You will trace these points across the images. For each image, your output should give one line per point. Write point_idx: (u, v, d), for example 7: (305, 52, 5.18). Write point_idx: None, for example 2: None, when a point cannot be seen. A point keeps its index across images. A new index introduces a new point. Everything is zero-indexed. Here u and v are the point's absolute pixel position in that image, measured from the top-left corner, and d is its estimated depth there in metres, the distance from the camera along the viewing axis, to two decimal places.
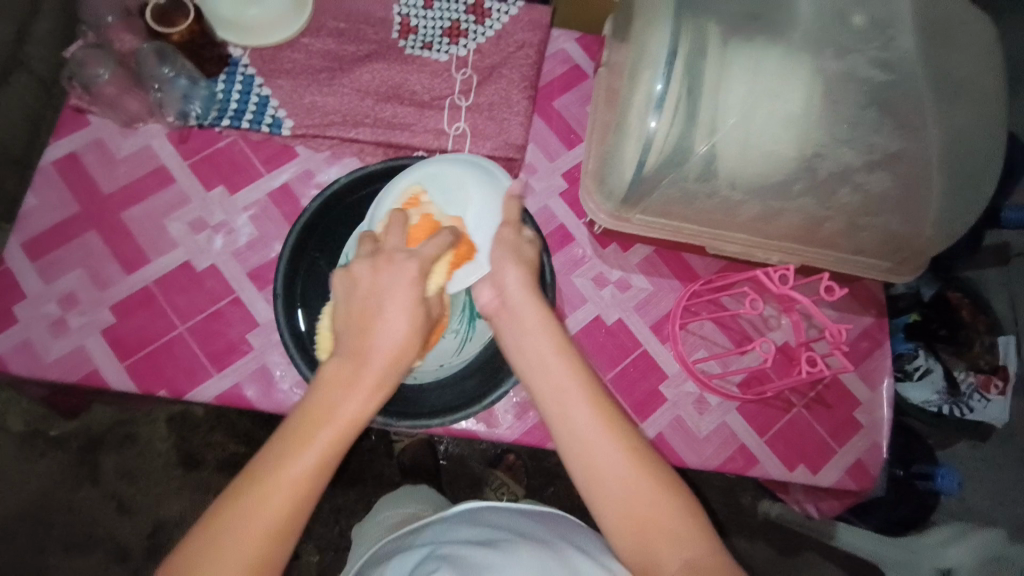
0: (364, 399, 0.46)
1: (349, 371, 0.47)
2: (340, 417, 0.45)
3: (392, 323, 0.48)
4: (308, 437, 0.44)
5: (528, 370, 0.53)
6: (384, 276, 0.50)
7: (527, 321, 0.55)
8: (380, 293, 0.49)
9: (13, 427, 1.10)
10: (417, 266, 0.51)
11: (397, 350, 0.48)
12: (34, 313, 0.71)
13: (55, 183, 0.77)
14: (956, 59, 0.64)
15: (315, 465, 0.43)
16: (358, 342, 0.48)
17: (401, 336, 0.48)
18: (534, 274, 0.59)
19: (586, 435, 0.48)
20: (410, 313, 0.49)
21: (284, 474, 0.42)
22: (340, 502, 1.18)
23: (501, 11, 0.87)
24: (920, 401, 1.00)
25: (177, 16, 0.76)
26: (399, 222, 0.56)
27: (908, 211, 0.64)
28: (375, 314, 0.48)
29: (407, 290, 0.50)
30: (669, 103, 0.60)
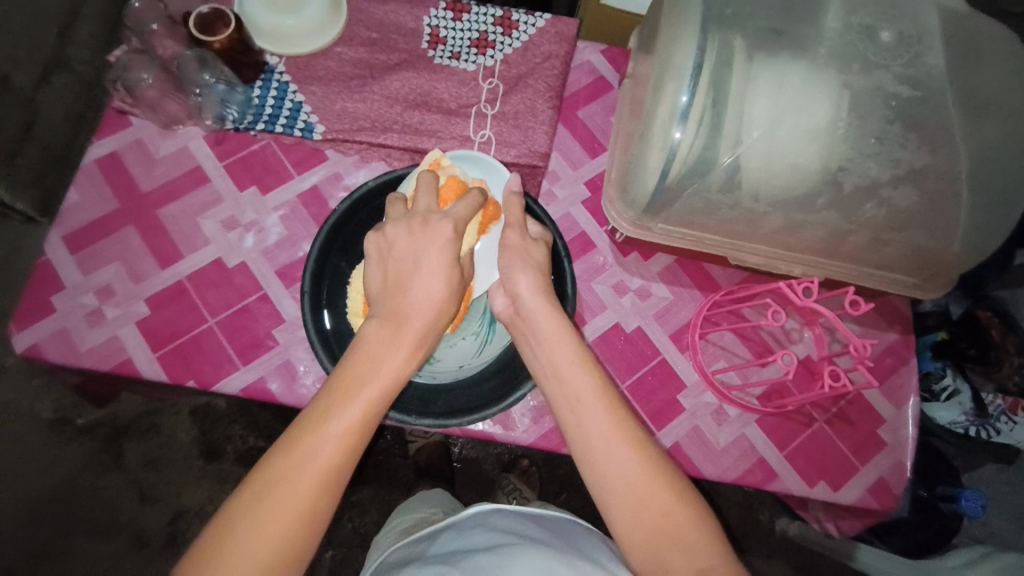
0: (403, 356, 0.48)
1: (390, 329, 0.49)
2: (382, 372, 0.47)
3: (428, 281, 0.52)
4: (352, 392, 0.46)
5: (546, 373, 0.54)
6: (421, 239, 0.53)
7: (543, 330, 0.56)
8: (416, 256, 0.53)
9: (42, 413, 1.15)
10: (451, 227, 0.54)
11: (433, 309, 0.51)
12: (72, 303, 0.75)
13: (97, 180, 0.80)
14: (985, 76, 0.63)
15: (359, 417, 0.45)
16: (397, 301, 0.51)
17: (436, 294, 0.52)
18: (544, 273, 0.61)
19: (598, 442, 0.49)
20: (445, 273, 0.52)
21: (331, 427, 0.44)
22: (356, 500, 1.22)
23: (528, 22, 0.89)
24: (947, 421, 1.02)
25: (219, 25, 0.79)
26: (429, 184, 0.58)
27: (934, 228, 0.64)
28: (412, 276, 0.52)
29: (440, 251, 0.53)
30: (694, 115, 0.60)
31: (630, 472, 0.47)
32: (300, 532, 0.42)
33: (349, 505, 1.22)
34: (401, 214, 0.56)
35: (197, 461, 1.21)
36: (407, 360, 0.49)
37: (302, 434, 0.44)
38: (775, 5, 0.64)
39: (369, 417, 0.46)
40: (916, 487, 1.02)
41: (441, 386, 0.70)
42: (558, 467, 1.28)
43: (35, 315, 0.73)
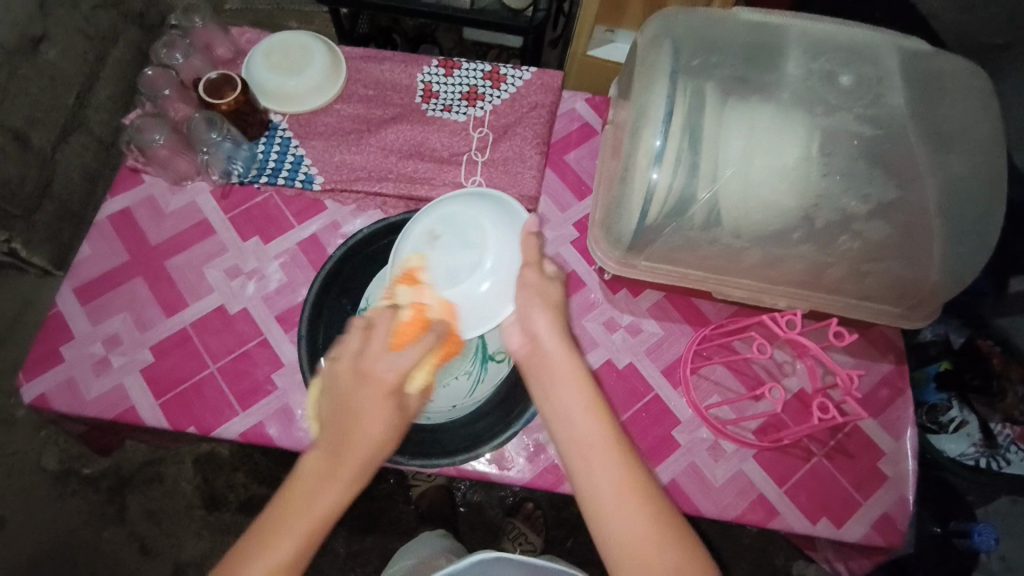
0: (329, 497, 0.50)
1: (323, 468, 0.51)
2: (308, 513, 0.49)
3: (364, 428, 0.52)
4: (277, 533, 0.49)
5: (556, 416, 0.55)
6: (363, 386, 0.53)
7: (557, 373, 0.56)
8: (356, 401, 0.53)
9: (47, 465, 1.21)
10: (390, 373, 0.54)
11: (368, 450, 0.51)
12: (80, 352, 0.77)
13: (108, 235, 0.84)
14: (948, 111, 0.66)
15: (284, 557, 0.48)
16: (333, 441, 0.52)
17: (372, 439, 0.52)
18: (562, 314, 0.62)
19: (609, 492, 0.50)
20: (382, 421, 0.52)
21: (254, 571, 0.48)
22: (357, 550, 1.21)
23: (515, 76, 0.95)
24: (957, 453, 0.98)
25: (226, 89, 0.85)
26: (387, 322, 0.58)
27: (910, 258, 0.65)
28: (352, 415, 0.52)
29: (380, 401, 0.53)
30: (669, 157, 0.63)
31: (643, 527, 0.49)
32: None
33: (351, 555, 1.20)
34: (353, 344, 0.57)
35: (199, 512, 1.20)
36: (335, 500, 0.50)
37: None
38: (740, 55, 0.68)
39: (294, 559, 0.48)
40: (929, 522, 1.00)
41: (433, 427, 0.71)
42: (562, 512, 1.25)
43: (45, 364, 0.76)
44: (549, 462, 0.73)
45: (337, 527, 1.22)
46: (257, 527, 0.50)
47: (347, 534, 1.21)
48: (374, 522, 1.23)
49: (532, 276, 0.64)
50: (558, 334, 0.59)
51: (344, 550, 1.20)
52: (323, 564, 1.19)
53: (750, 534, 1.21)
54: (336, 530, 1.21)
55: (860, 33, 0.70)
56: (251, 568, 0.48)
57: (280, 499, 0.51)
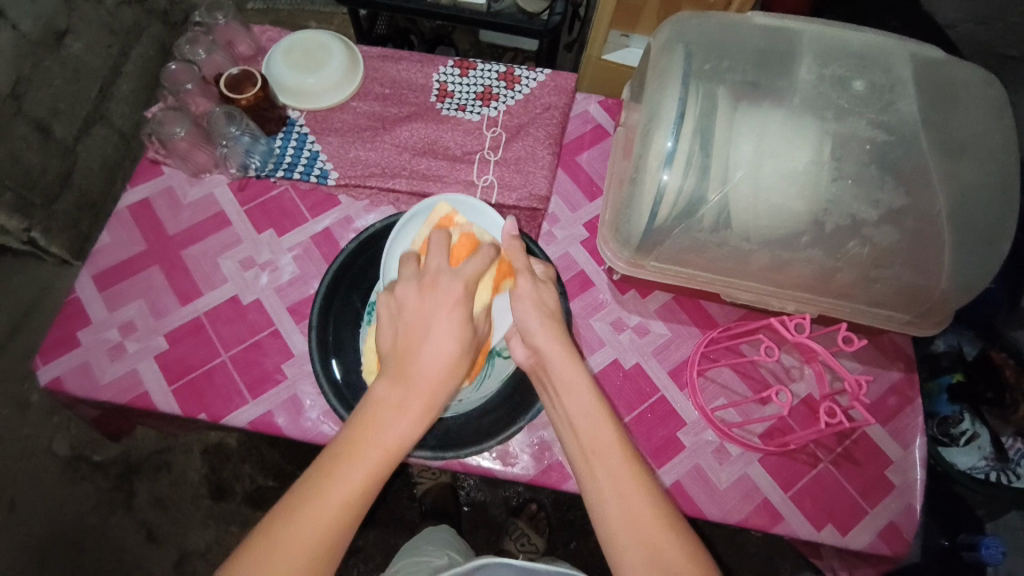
0: (405, 421, 0.50)
1: (396, 391, 0.51)
2: (383, 438, 0.49)
3: (438, 343, 0.54)
4: (351, 459, 0.48)
5: (564, 422, 0.58)
6: (432, 301, 0.56)
7: (561, 381, 0.59)
8: (426, 319, 0.55)
9: (59, 450, 1.23)
10: (460, 289, 0.57)
11: (441, 369, 0.53)
12: (96, 338, 0.79)
13: (127, 224, 0.86)
14: (962, 119, 0.66)
15: (361, 482, 0.48)
16: (404, 360, 0.53)
17: (447, 356, 0.53)
18: (562, 326, 0.64)
19: (612, 493, 0.51)
20: (455, 336, 0.54)
21: (331, 498, 0.47)
22: (361, 544, 1.21)
23: (529, 77, 0.96)
24: (968, 466, 0.96)
25: (247, 84, 0.87)
26: (441, 243, 0.61)
27: (919, 265, 0.65)
28: (422, 335, 0.54)
29: (450, 313, 0.55)
30: (680, 159, 0.64)
31: (649, 530, 0.49)
32: None
33: (355, 549, 1.21)
34: (411, 274, 0.59)
35: (206, 501, 1.22)
36: (411, 425, 0.50)
37: (288, 515, 0.46)
38: (751, 60, 0.68)
39: (370, 485, 0.48)
40: (937, 535, 0.98)
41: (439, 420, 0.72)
42: (566, 513, 1.25)
43: (61, 348, 0.78)
44: (554, 460, 0.74)
45: None
46: (326, 457, 0.48)
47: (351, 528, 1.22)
48: (378, 516, 1.24)
49: (525, 286, 0.65)
50: (559, 344, 0.61)
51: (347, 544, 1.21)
52: None
53: (755, 542, 1.20)
54: None
55: (874, 39, 0.70)
56: (326, 497, 0.47)
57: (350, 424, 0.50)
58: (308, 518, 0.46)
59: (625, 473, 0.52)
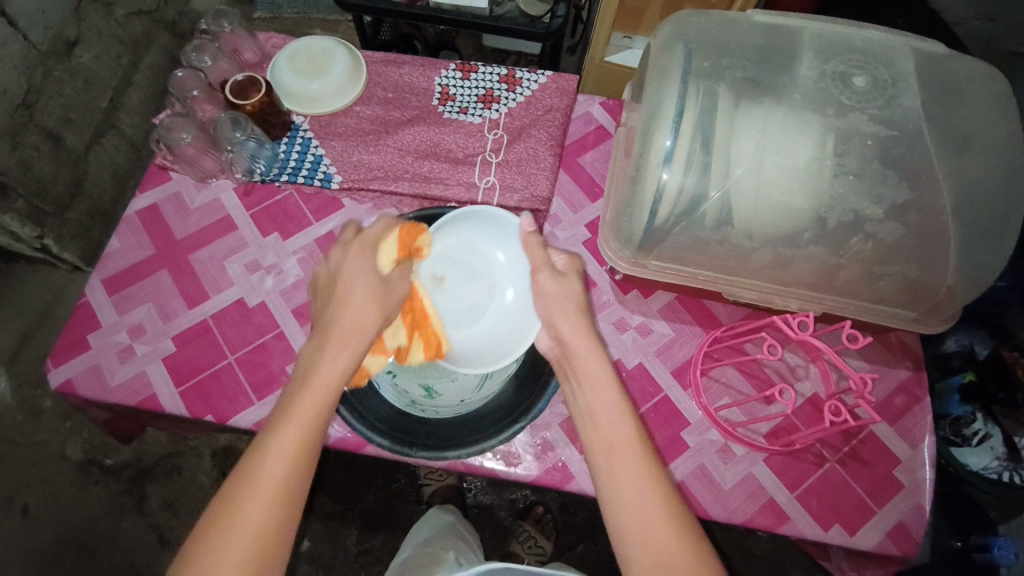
0: (334, 360, 0.57)
1: (322, 344, 0.58)
2: (316, 378, 0.55)
3: (354, 296, 0.62)
4: (291, 404, 0.53)
5: (584, 413, 0.60)
6: (345, 268, 0.64)
7: (585, 373, 0.62)
8: (343, 282, 0.63)
9: (71, 456, 1.25)
10: (364, 252, 0.65)
11: (360, 314, 0.61)
12: (106, 341, 0.80)
13: (136, 229, 0.88)
14: (966, 113, 0.65)
15: (306, 414, 0.52)
16: (328, 321, 0.60)
17: (362, 302, 0.62)
18: (589, 324, 0.66)
19: (628, 489, 0.52)
20: (367, 286, 0.63)
21: (280, 440, 0.50)
22: (368, 547, 1.22)
23: (530, 79, 0.96)
24: (980, 466, 0.94)
25: (252, 90, 0.88)
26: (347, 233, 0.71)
27: (924, 261, 0.65)
28: (340, 293, 0.62)
29: (359, 270, 0.64)
30: (679, 157, 0.64)
31: (659, 525, 0.50)
32: (277, 533, 0.47)
33: (362, 552, 1.21)
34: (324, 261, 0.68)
35: None
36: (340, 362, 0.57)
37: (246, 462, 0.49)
38: (751, 57, 0.68)
39: (313, 420, 0.52)
40: (948, 536, 1.00)
41: (442, 421, 0.72)
42: (573, 516, 1.25)
43: (72, 351, 0.79)
44: (557, 460, 0.74)
45: (348, 523, 1.23)
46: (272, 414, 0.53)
47: (358, 531, 1.23)
48: (385, 519, 1.24)
49: (546, 281, 0.68)
50: (585, 336, 0.64)
51: (354, 548, 1.22)
52: (333, 559, 1.21)
53: (763, 546, 1.19)
54: (348, 526, 1.23)
55: (875, 34, 0.70)
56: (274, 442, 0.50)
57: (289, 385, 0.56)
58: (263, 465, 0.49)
59: (639, 473, 0.53)
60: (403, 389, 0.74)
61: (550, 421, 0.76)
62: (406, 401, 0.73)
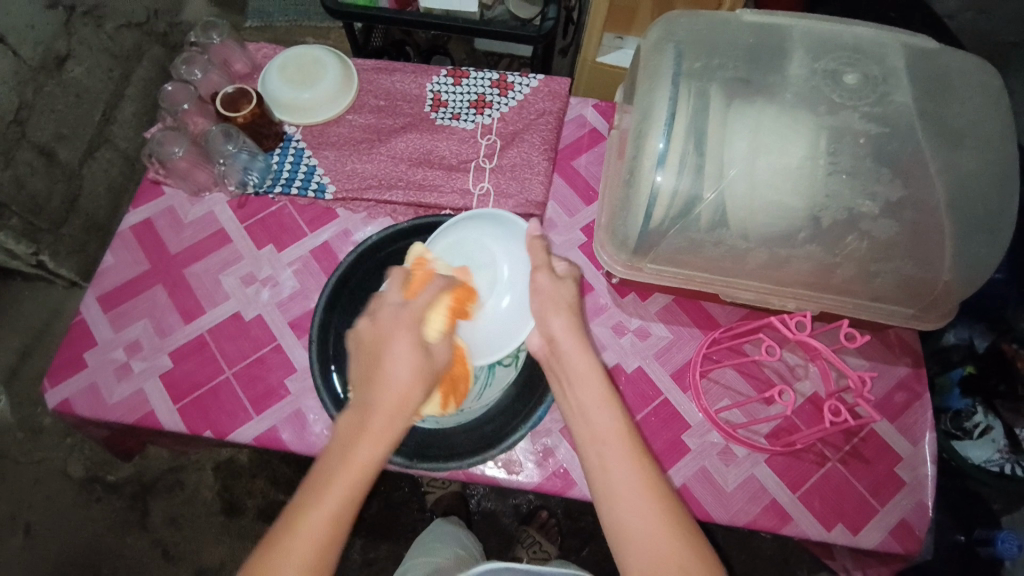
0: (366, 447, 0.53)
1: (356, 422, 0.54)
2: (348, 469, 0.51)
3: (393, 370, 0.56)
4: (320, 496, 0.50)
5: (575, 409, 0.60)
6: (387, 333, 0.59)
7: (575, 372, 0.61)
8: (383, 349, 0.58)
9: (73, 472, 1.25)
10: (408, 314, 0.60)
11: (398, 395, 0.55)
12: (103, 358, 0.80)
13: (130, 245, 0.87)
14: (959, 108, 0.65)
15: (334, 507, 0.49)
16: (364, 395, 0.56)
17: (403, 377, 0.56)
18: (581, 319, 0.66)
19: (620, 485, 0.52)
20: (408, 360, 0.57)
21: (302, 534, 0.48)
22: (373, 555, 1.22)
23: (522, 84, 0.96)
24: (983, 460, 0.95)
25: (243, 101, 0.88)
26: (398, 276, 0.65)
27: (920, 257, 0.64)
28: (378, 363, 0.57)
29: (401, 340, 0.58)
30: (672, 159, 0.64)
31: (653, 521, 0.50)
32: None
33: (367, 562, 1.21)
34: (367, 310, 0.63)
35: (219, 517, 1.23)
36: (372, 450, 0.52)
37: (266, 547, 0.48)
38: (742, 57, 0.68)
39: (338, 514, 0.49)
40: (951, 530, 1.00)
41: (441, 432, 0.72)
42: (577, 519, 1.24)
43: (69, 370, 0.79)
44: (558, 466, 0.73)
45: (352, 533, 1.23)
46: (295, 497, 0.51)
47: (363, 540, 1.23)
48: (390, 527, 1.24)
49: (545, 281, 0.67)
50: (574, 335, 0.64)
51: (359, 557, 1.22)
52: (338, 569, 1.21)
53: (769, 544, 1.19)
54: (352, 536, 1.23)
55: (866, 31, 0.69)
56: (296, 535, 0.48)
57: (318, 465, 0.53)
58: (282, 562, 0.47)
59: (630, 466, 0.53)
60: None
61: (550, 427, 0.75)
62: None
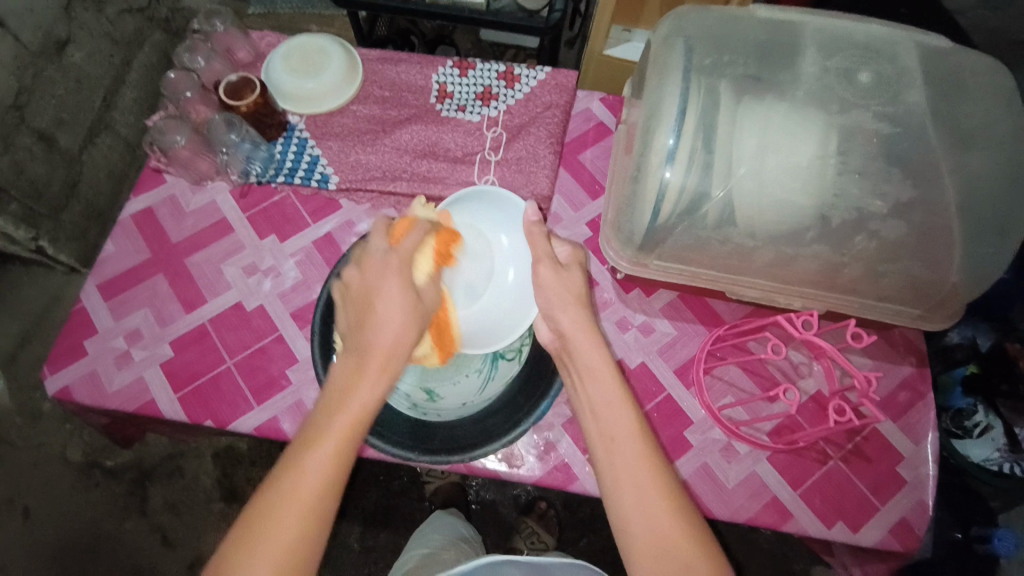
0: (362, 390, 0.52)
1: (350, 367, 0.54)
2: (345, 409, 0.51)
3: (385, 316, 0.56)
4: (318, 435, 0.50)
5: (583, 401, 0.61)
6: (376, 281, 0.59)
7: (586, 367, 0.62)
8: (373, 296, 0.58)
9: (72, 457, 1.25)
10: (396, 261, 0.60)
11: (392, 340, 0.55)
12: (103, 346, 0.79)
13: (131, 232, 0.87)
14: (971, 109, 0.65)
15: (333, 448, 0.49)
16: (357, 341, 0.56)
17: (397, 321, 0.56)
18: (592, 315, 0.66)
19: (628, 481, 0.53)
20: (399, 306, 0.57)
21: (302, 477, 0.48)
22: (371, 545, 1.22)
23: (529, 76, 0.95)
24: (981, 458, 0.95)
25: (246, 90, 0.87)
26: (381, 228, 0.64)
27: (928, 259, 0.64)
28: (370, 309, 0.57)
29: (391, 287, 0.58)
30: (681, 155, 0.63)
31: (662, 516, 0.50)
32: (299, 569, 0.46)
33: (364, 551, 1.21)
34: (354, 262, 0.63)
35: (217, 505, 1.23)
36: (368, 394, 0.52)
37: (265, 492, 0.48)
38: (753, 54, 0.67)
39: (338, 455, 0.49)
40: (950, 527, 1.00)
41: (444, 424, 0.71)
42: (576, 511, 1.25)
43: (69, 357, 0.78)
44: (559, 460, 0.73)
45: (351, 522, 1.23)
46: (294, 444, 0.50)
47: (362, 529, 1.23)
48: (388, 517, 1.24)
49: (546, 273, 0.68)
50: (584, 330, 0.64)
51: (357, 545, 1.22)
52: (337, 558, 1.21)
53: (766, 540, 1.19)
54: (351, 526, 1.23)
55: (879, 30, 0.69)
56: (296, 480, 0.48)
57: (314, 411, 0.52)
58: (283, 506, 0.47)
59: (640, 459, 0.53)
60: (404, 393, 0.73)
61: (552, 421, 0.75)
62: (406, 404, 0.72)
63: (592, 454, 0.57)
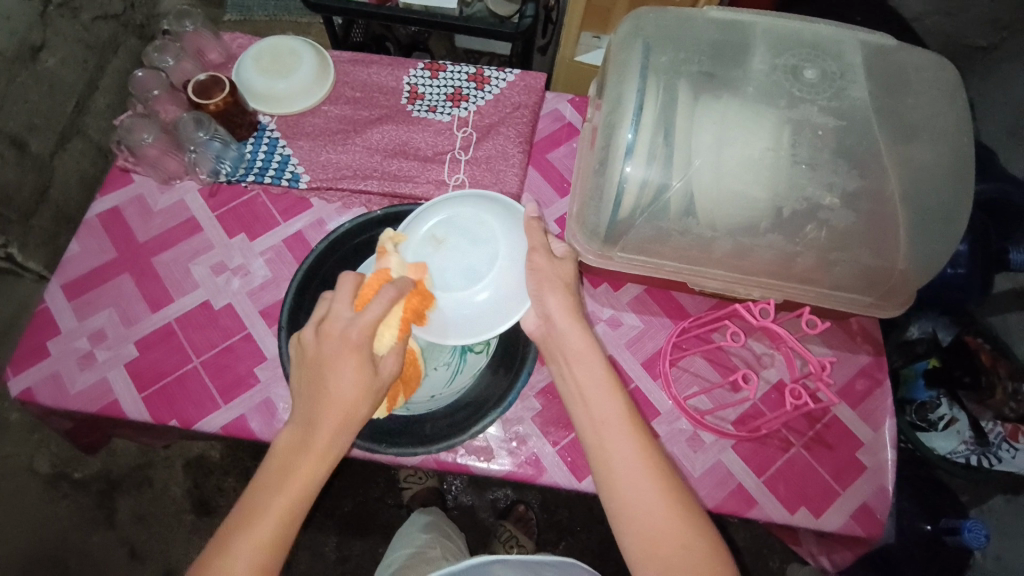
0: (306, 466, 0.53)
1: (298, 439, 0.54)
2: (291, 482, 0.52)
3: (337, 392, 0.55)
4: (263, 508, 0.51)
5: (573, 387, 0.63)
6: (333, 350, 0.57)
7: (573, 350, 0.64)
8: (327, 362, 0.57)
9: (40, 468, 1.22)
10: (359, 335, 0.58)
11: (343, 415, 0.55)
12: (66, 347, 0.78)
13: (97, 233, 0.86)
14: (913, 103, 0.67)
15: (272, 522, 0.50)
16: (308, 411, 0.55)
17: (348, 401, 0.55)
18: (573, 297, 0.67)
19: (618, 461, 0.55)
20: (354, 381, 0.56)
21: (246, 547, 0.49)
22: (347, 554, 1.21)
23: (498, 78, 0.97)
24: (947, 451, 0.98)
25: (215, 89, 0.87)
26: (350, 285, 0.62)
27: (876, 248, 0.67)
28: (325, 386, 0.56)
29: (350, 358, 0.57)
30: (640, 150, 0.65)
31: (653, 500, 0.53)
32: None
33: (341, 559, 1.20)
34: (318, 319, 0.60)
35: (189, 516, 1.21)
36: (312, 472, 0.53)
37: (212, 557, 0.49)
38: (706, 52, 0.70)
39: (283, 528, 0.51)
40: (919, 520, 1.00)
41: (412, 417, 0.72)
42: (554, 513, 1.25)
43: (31, 359, 0.77)
44: (529, 453, 0.74)
45: (326, 530, 1.22)
46: (241, 505, 0.52)
47: (338, 538, 1.22)
48: (365, 524, 1.23)
49: (540, 261, 0.69)
50: (573, 315, 0.66)
51: (333, 554, 1.21)
52: (313, 567, 1.20)
53: (741, 535, 1.22)
54: (327, 534, 1.22)
55: (826, 29, 0.71)
56: (239, 542, 0.49)
57: (254, 484, 0.53)
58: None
59: (629, 442, 0.56)
60: None
61: (521, 415, 0.76)
62: None
63: (581, 439, 0.59)
